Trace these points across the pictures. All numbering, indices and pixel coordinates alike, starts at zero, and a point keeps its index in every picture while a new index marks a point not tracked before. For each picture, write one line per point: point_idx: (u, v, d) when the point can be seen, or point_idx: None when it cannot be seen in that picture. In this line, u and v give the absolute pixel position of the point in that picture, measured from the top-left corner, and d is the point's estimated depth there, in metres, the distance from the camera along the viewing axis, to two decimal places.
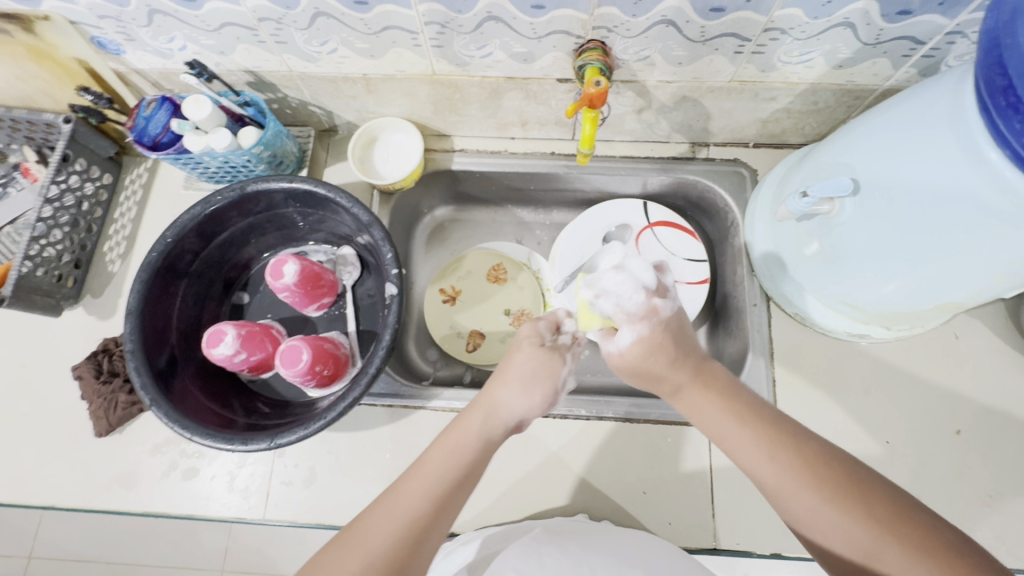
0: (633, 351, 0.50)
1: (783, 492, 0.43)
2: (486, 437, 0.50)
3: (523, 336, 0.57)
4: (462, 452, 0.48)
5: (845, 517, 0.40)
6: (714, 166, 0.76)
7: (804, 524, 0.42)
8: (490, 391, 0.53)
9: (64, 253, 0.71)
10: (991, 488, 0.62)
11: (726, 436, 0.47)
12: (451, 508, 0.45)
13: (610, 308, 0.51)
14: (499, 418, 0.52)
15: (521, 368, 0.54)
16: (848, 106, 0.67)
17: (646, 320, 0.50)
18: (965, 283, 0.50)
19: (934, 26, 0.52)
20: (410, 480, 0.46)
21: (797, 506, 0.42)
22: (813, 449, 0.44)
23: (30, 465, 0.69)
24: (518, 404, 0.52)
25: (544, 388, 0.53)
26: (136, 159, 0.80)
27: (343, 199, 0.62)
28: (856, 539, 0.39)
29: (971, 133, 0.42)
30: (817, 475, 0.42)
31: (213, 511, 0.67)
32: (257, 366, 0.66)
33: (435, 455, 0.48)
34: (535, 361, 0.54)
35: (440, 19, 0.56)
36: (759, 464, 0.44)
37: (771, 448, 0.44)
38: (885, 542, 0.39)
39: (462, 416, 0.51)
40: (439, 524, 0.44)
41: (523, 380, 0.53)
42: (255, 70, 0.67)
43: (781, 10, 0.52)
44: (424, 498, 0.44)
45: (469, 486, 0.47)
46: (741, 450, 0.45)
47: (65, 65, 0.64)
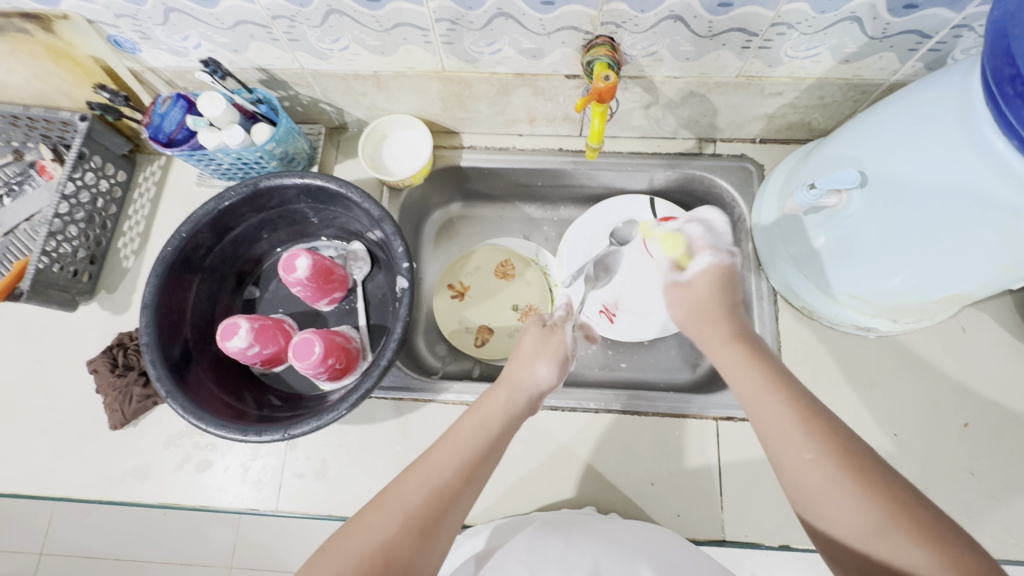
0: (700, 279, 0.59)
1: (797, 461, 0.42)
2: (510, 412, 0.52)
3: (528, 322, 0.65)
4: (489, 425, 0.50)
5: (865, 501, 0.39)
6: (721, 162, 0.77)
7: (814, 499, 0.41)
8: (507, 372, 0.56)
9: (79, 249, 0.72)
10: (1000, 481, 0.62)
11: (758, 403, 0.46)
12: (478, 478, 0.46)
13: (701, 238, 0.62)
14: (522, 392, 0.54)
15: (531, 347, 0.59)
16: (855, 101, 0.68)
17: (723, 256, 0.60)
18: (972, 275, 0.51)
19: (941, 20, 0.53)
20: (438, 449, 0.47)
21: (810, 475, 0.41)
22: (838, 428, 0.43)
23: (46, 458, 0.70)
24: (535, 376, 0.56)
25: (556, 357, 0.58)
26: (148, 156, 0.81)
27: (354, 194, 0.62)
28: (874, 524, 0.38)
29: (978, 126, 0.43)
30: (847, 453, 0.41)
31: (226, 503, 0.67)
32: (270, 359, 0.67)
33: (464, 428, 0.49)
34: (537, 337, 0.60)
35: (451, 16, 0.57)
36: (785, 431, 0.44)
37: (801, 419, 0.44)
38: (900, 525, 0.37)
39: (488, 394, 0.53)
40: (465, 493, 0.44)
41: (533, 355, 0.58)
42: (268, 68, 0.68)
43: (788, 4, 0.53)
44: (455, 465, 0.45)
45: (493, 459, 0.48)
46: (769, 416, 0.45)
47: (82, 64, 0.66)
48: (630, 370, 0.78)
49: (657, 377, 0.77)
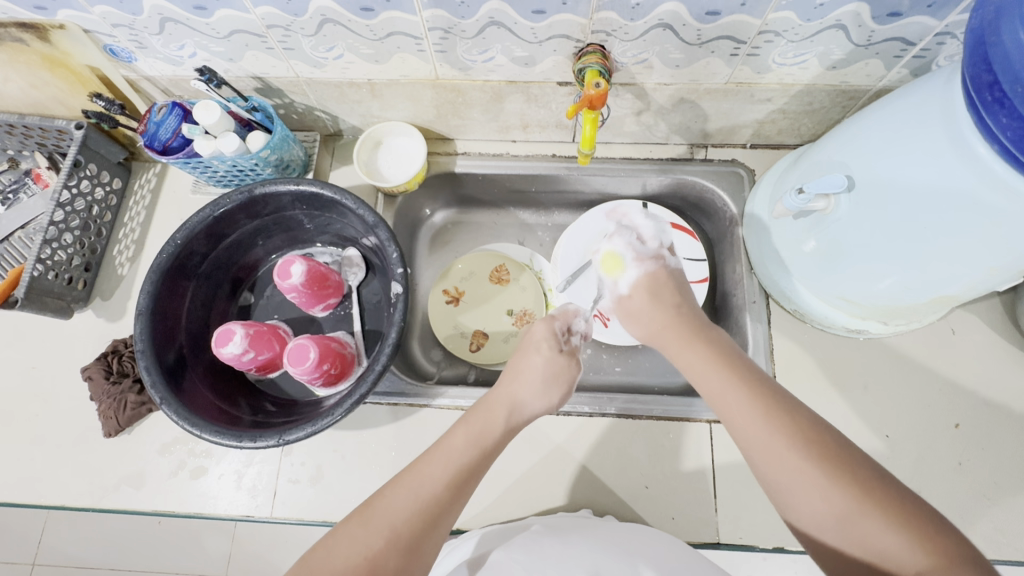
0: (637, 294, 0.61)
1: (771, 458, 0.43)
2: (508, 428, 0.52)
3: (538, 337, 0.60)
4: (483, 438, 0.49)
5: (830, 491, 0.40)
6: (713, 167, 0.78)
7: (787, 494, 0.42)
8: (505, 389, 0.55)
9: (74, 256, 0.72)
10: (992, 481, 0.63)
11: (723, 403, 0.47)
12: (466, 494, 0.46)
13: (629, 247, 0.65)
14: (521, 415, 0.54)
15: (542, 373, 0.57)
16: (843, 106, 0.69)
17: (648, 262, 0.64)
18: (960, 277, 0.51)
19: (924, 27, 0.54)
20: (427, 461, 0.47)
21: (774, 462, 0.42)
22: (806, 421, 0.44)
23: (40, 466, 0.70)
24: (538, 405, 0.56)
25: (561, 388, 0.58)
26: (144, 164, 0.82)
27: (349, 200, 0.63)
28: (838, 510, 0.39)
29: (960, 130, 0.44)
30: (811, 445, 0.42)
31: (221, 510, 0.67)
32: (265, 365, 0.67)
33: (457, 438, 0.49)
34: (552, 364, 0.58)
35: (444, 25, 0.58)
36: (749, 426, 0.44)
37: (766, 412, 0.44)
38: (865, 509, 0.39)
39: (485, 404, 0.53)
40: (453, 509, 0.45)
41: (544, 382, 0.56)
42: (263, 76, 0.68)
43: (775, 12, 0.54)
44: (443, 482, 0.45)
45: (483, 472, 0.48)
46: (735, 413, 0.45)
47: (78, 73, 0.66)
48: (625, 374, 0.78)
49: (652, 381, 0.77)
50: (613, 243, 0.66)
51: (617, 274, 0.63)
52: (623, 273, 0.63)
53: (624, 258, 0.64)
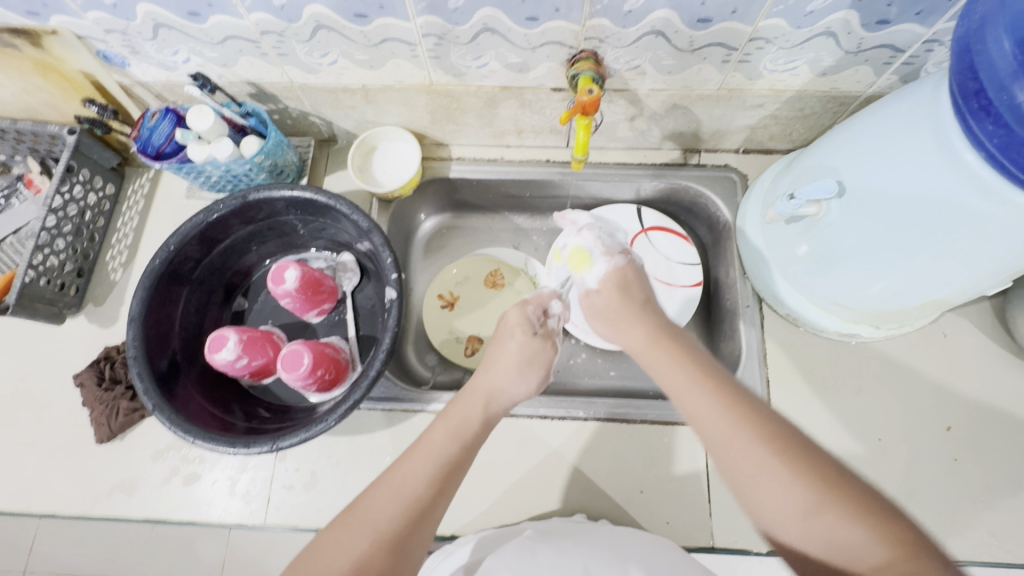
0: (606, 287, 0.63)
1: (735, 454, 0.43)
2: (485, 420, 0.53)
3: (513, 323, 0.62)
4: (464, 433, 0.50)
5: (793, 482, 0.40)
6: (706, 172, 0.78)
7: (751, 488, 0.42)
8: (482, 380, 0.56)
9: (67, 262, 0.72)
10: (984, 483, 0.63)
11: (687, 401, 0.48)
12: (450, 488, 0.46)
13: (595, 244, 0.67)
14: (499, 404, 0.55)
15: (519, 357, 0.59)
16: (834, 112, 0.69)
17: (617, 257, 0.65)
18: (951, 281, 0.52)
19: (912, 35, 0.55)
20: (408, 460, 0.47)
21: (748, 458, 0.43)
22: (763, 415, 0.45)
23: (30, 473, 0.69)
24: (515, 390, 0.57)
25: (538, 371, 0.59)
26: (137, 169, 0.81)
27: (343, 206, 0.63)
28: (804, 505, 0.39)
29: (947, 136, 0.44)
30: (772, 438, 0.43)
31: (214, 516, 0.67)
32: (259, 371, 0.66)
33: (436, 434, 0.49)
34: (529, 347, 0.60)
35: (437, 31, 0.58)
36: (717, 422, 0.45)
37: (731, 410, 0.45)
38: (828, 501, 0.39)
39: (462, 399, 0.54)
40: (439, 504, 0.45)
41: (520, 367, 0.58)
42: (257, 82, 0.68)
43: (765, 20, 0.54)
44: (426, 477, 0.45)
45: (466, 466, 0.49)
46: (703, 411, 0.47)
47: (71, 78, 0.66)
48: (620, 378, 0.78)
49: (647, 385, 0.77)
50: (582, 239, 0.68)
51: (587, 268, 0.65)
52: (591, 267, 0.65)
53: (592, 253, 0.66)
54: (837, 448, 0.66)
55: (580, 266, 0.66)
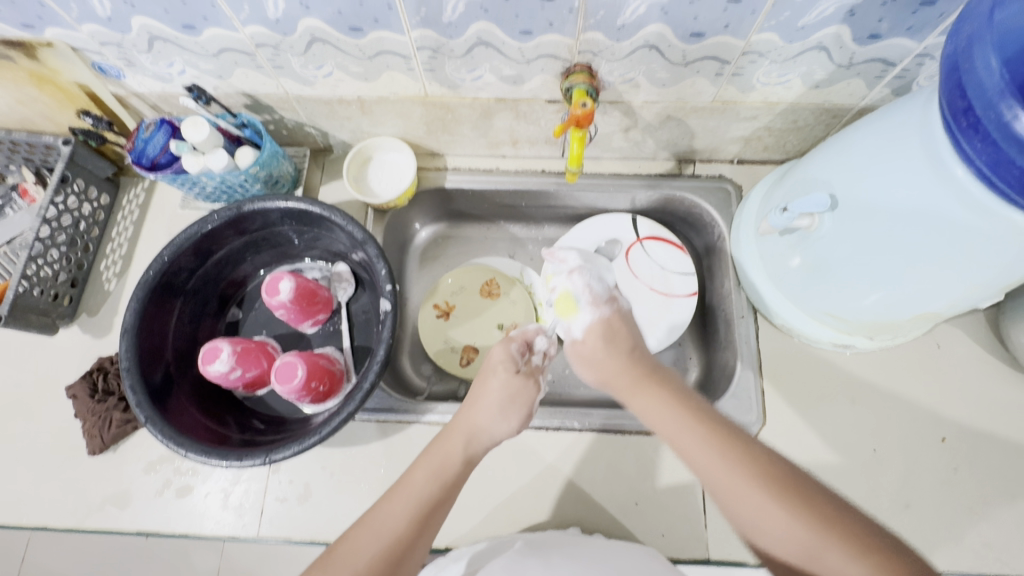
0: (590, 338, 0.59)
1: (731, 491, 0.44)
2: (468, 458, 0.52)
3: (496, 361, 0.60)
4: (446, 473, 0.50)
5: (790, 523, 0.41)
6: (700, 182, 0.78)
7: (749, 522, 0.43)
8: (467, 416, 0.55)
9: (60, 272, 0.72)
10: (978, 494, 0.63)
11: (677, 436, 0.49)
12: (431, 528, 0.46)
13: (584, 289, 0.62)
14: (480, 443, 0.54)
15: (500, 396, 0.56)
16: (827, 124, 0.70)
17: (603, 307, 0.61)
18: (944, 294, 0.52)
19: (903, 49, 0.55)
20: (389, 501, 0.47)
21: (746, 499, 0.43)
22: (756, 450, 0.45)
23: (21, 486, 0.69)
24: (497, 428, 0.55)
25: (519, 412, 0.57)
26: (133, 179, 0.81)
27: (338, 217, 0.63)
28: (801, 546, 0.40)
29: (938, 152, 0.44)
30: (765, 476, 0.43)
31: (207, 529, 0.66)
32: (252, 382, 0.66)
33: (419, 474, 0.49)
34: (510, 387, 0.57)
35: (432, 45, 0.58)
36: (710, 463, 0.45)
37: (723, 447, 0.46)
38: (828, 542, 0.39)
39: (444, 438, 0.53)
40: (419, 543, 0.45)
41: (502, 406, 0.56)
42: (253, 93, 0.68)
43: (757, 34, 0.55)
44: (406, 517, 0.46)
45: (448, 505, 0.49)
46: (694, 454, 0.47)
47: (66, 89, 0.66)
48: None
49: None
50: (572, 281, 0.63)
51: (571, 317, 0.61)
52: (576, 317, 0.61)
53: (579, 300, 0.61)
54: (830, 459, 0.66)
55: (566, 312, 0.62)
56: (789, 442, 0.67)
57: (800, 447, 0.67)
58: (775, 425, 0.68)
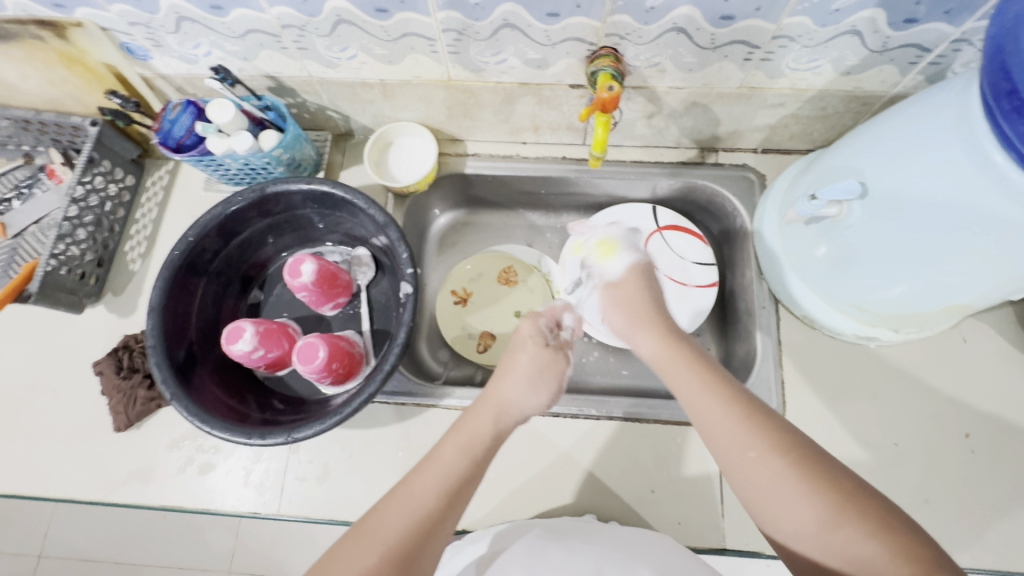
0: (629, 276, 0.64)
1: (752, 469, 0.43)
2: (496, 432, 0.52)
3: (525, 336, 0.61)
4: (475, 448, 0.49)
5: (811, 493, 0.40)
6: (723, 171, 0.77)
7: (764, 502, 0.42)
8: (494, 391, 0.56)
9: (87, 252, 0.73)
10: (1002, 492, 0.62)
11: (699, 409, 0.48)
12: (461, 502, 0.45)
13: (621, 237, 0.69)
14: (509, 416, 0.54)
15: (529, 369, 0.58)
16: (856, 113, 0.68)
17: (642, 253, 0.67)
18: (977, 284, 0.51)
19: (940, 34, 0.54)
20: (418, 474, 0.46)
21: (762, 471, 0.43)
22: (779, 424, 0.45)
23: (50, 460, 0.70)
24: (526, 402, 0.56)
25: (548, 387, 0.58)
26: (157, 161, 0.82)
27: (360, 200, 0.63)
28: (823, 516, 0.39)
29: (977, 140, 0.43)
30: (788, 449, 0.43)
31: (228, 506, 0.68)
32: (274, 363, 0.67)
33: (447, 449, 0.49)
34: (538, 361, 0.59)
35: (457, 27, 0.58)
36: (730, 441, 0.45)
37: (749, 419, 0.45)
38: (845, 518, 0.38)
39: (472, 414, 0.53)
40: (450, 518, 0.44)
41: (530, 380, 0.57)
42: (276, 75, 0.69)
43: (789, 17, 0.53)
44: (437, 492, 0.45)
45: (478, 479, 0.48)
46: (718, 431, 0.46)
47: (94, 70, 0.67)
48: (632, 377, 0.78)
49: (661, 386, 0.77)
50: (609, 232, 0.70)
51: (611, 257, 0.66)
52: (615, 258, 0.66)
53: (619, 244, 0.67)
54: (850, 454, 0.65)
55: (606, 254, 0.67)
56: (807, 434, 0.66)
57: (820, 440, 0.66)
58: (795, 418, 0.67)
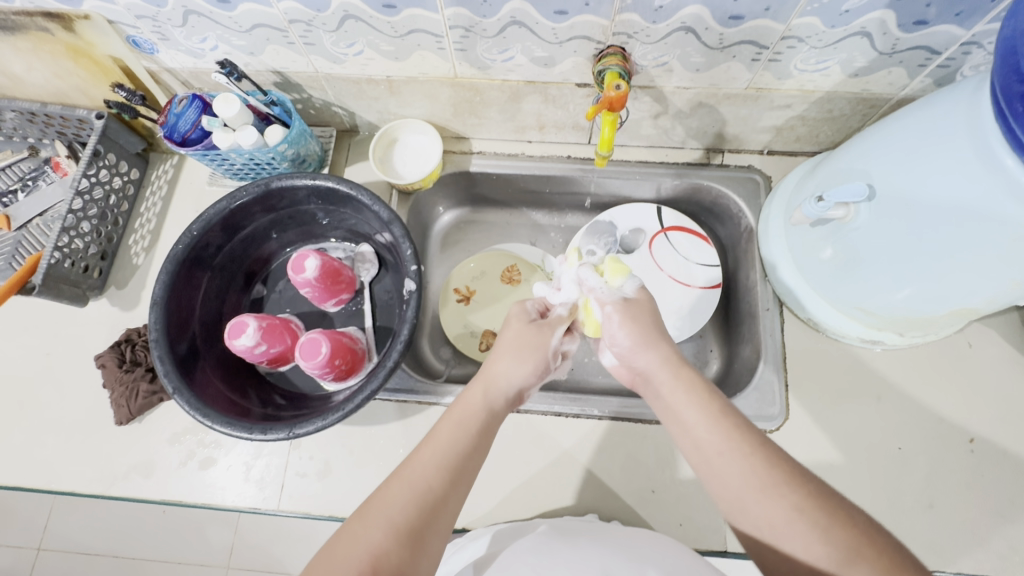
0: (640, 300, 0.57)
1: (754, 500, 0.41)
2: (489, 408, 0.51)
3: (511, 315, 0.61)
4: (468, 422, 0.49)
5: (823, 529, 0.38)
6: (728, 172, 0.77)
7: (771, 539, 0.40)
8: (485, 369, 0.55)
9: (91, 245, 0.73)
10: (1006, 498, 0.62)
11: (697, 438, 0.46)
12: (465, 478, 0.45)
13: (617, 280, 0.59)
14: (497, 390, 0.53)
15: (513, 341, 0.56)
16: (863, 115, 0.68)
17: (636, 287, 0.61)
18: (985, 288, 0.50)
19: (950, 36, 0.53)
20: (420, 452, 0.46)
21: (765, 508, 0.40)
22: (785, 459, 0.42)
23: (51, 452, 0.70)
24: (513, 372, 0.54)
25: (535, 359, 0.55)
26: (162, 155, 0.82)
27: (364, 196, 0.63)
28: (837, 551, 0.37)
29: (990, 145, 0.42)
30: (797, 481, 0.41)
31: (228, 501, 0.67)
32: (276, 358, 0.67)
33: (446, 428, 0.48)
34: (521, 334, 0.57)
35: (465, 23, 0.58)
36: (732, 474, 0.42)
37: (750, 457, 0.42)
38: (859, 553, 0.36)
39: (465, 393, 0.52)
40: (453, 493, 0.44)
41: (515, 352, 0.55)
42: (282, 71, 0.69)
43: (798, 18, 0.53)
44: (439, 467, 0.44)
45: (479, 455, 0.48)
46: (719, 464, 0.43)
47: (100, 63, 0.67)
48: None
49: None
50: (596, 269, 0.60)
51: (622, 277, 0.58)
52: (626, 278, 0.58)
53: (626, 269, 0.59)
54: (853, 458, 0.65)
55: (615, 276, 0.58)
56: (810, 437, 0.66)
57: (823, 443, 0.66)
58: (799, 420, 0.67)
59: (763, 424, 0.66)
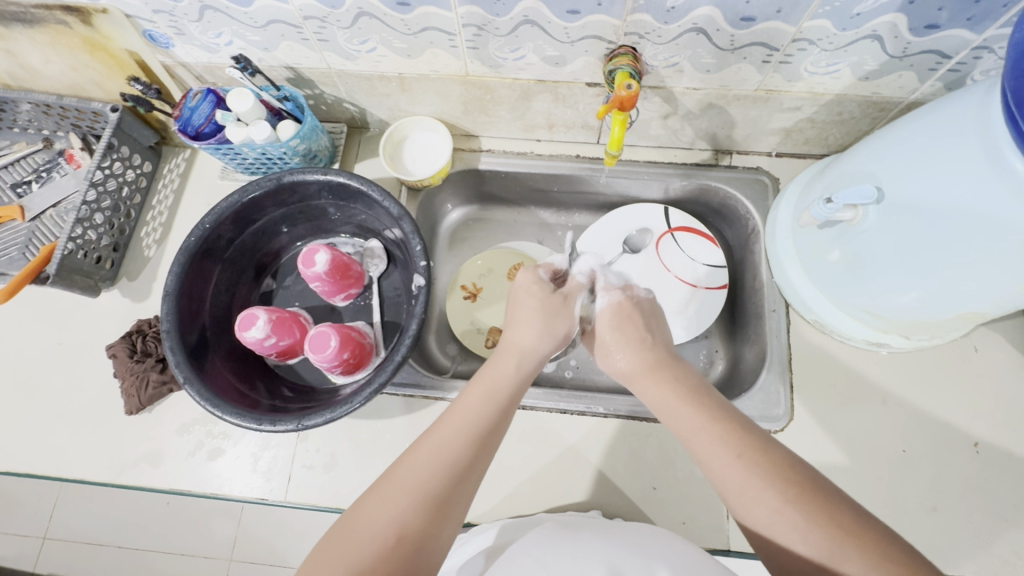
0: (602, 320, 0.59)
1: (743, 497, 0.41)
2: (518, 379, 0.52)
3: (523, 286, 0.61)
4: (497, 397, 0.49)
5: (806, 530, 0.38)
6: (736, 174, 0.78)
7: (764, 538, 0.40)
8: (512, 339, 0.56)
9: (104, 236, 0.73)
10: (1011, 501, 0.62)
11: (694, 435, 0.46)
12: (489, 449, 0.46)
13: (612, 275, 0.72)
14: (524, 360, 0.54)
15: (536, 312, 0.58)
16: (872, 118, 0.68)
17: (613, 292, 0.62)
18: (992, 291, 0.50)
19: (961, 41, 0.54)
20: (444, 424, 0.46)
21: (751, 506, 0.41)
22: (779, 457, 0.42)
23: (61, 441, 0.71)
24: (540, 339, 0.55)
25: (558, 328, 0.57)
26: (174, 149, 0.83)
27: (375, 191, 0.64)
28: (818, 551, 0.37)
29: (999, 148, 0.43)
30: (785, 483, 0.40)
31: (236, 491, 0.68)
32: (285, 351, 0.67)
33: (471, 399, 0.49)
34: (541, 303, 0.59)
35: (478, 21, 0.58)
36: (728, 471, 0.42)
37: (744, 456, 0.42)
38: (844, 549, 0.37)
39: (487, 367, 0.53)
40: (478, 464, 0.45)
41: (539, 320, 0.57)
42: (295, 67, 0.69)
43: (810, 20, 0.53)
44: (462, 441, 0.45)
45: (505, 426, 0.48)
46: (713, 459, 0.44)
47: (116, 56, 0.68)
48: None
49: None
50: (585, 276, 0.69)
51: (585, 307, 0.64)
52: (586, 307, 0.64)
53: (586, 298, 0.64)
54: (858, 459, 0.65)
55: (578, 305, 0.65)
56: (815, 438, 0.66)
57: (827, 444, 0.66)
58: (804, 421, 0.67)
59: (767, 424, 0.66)
